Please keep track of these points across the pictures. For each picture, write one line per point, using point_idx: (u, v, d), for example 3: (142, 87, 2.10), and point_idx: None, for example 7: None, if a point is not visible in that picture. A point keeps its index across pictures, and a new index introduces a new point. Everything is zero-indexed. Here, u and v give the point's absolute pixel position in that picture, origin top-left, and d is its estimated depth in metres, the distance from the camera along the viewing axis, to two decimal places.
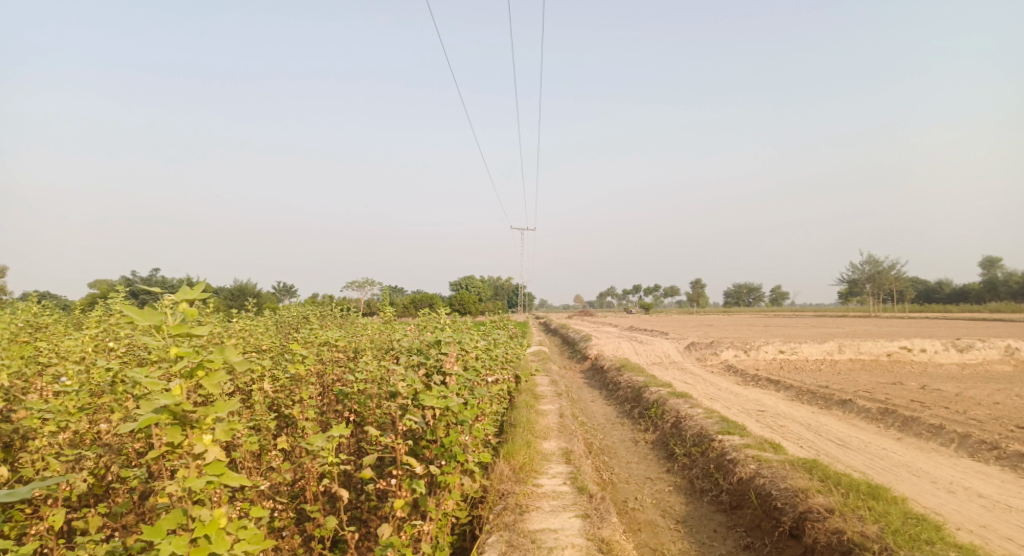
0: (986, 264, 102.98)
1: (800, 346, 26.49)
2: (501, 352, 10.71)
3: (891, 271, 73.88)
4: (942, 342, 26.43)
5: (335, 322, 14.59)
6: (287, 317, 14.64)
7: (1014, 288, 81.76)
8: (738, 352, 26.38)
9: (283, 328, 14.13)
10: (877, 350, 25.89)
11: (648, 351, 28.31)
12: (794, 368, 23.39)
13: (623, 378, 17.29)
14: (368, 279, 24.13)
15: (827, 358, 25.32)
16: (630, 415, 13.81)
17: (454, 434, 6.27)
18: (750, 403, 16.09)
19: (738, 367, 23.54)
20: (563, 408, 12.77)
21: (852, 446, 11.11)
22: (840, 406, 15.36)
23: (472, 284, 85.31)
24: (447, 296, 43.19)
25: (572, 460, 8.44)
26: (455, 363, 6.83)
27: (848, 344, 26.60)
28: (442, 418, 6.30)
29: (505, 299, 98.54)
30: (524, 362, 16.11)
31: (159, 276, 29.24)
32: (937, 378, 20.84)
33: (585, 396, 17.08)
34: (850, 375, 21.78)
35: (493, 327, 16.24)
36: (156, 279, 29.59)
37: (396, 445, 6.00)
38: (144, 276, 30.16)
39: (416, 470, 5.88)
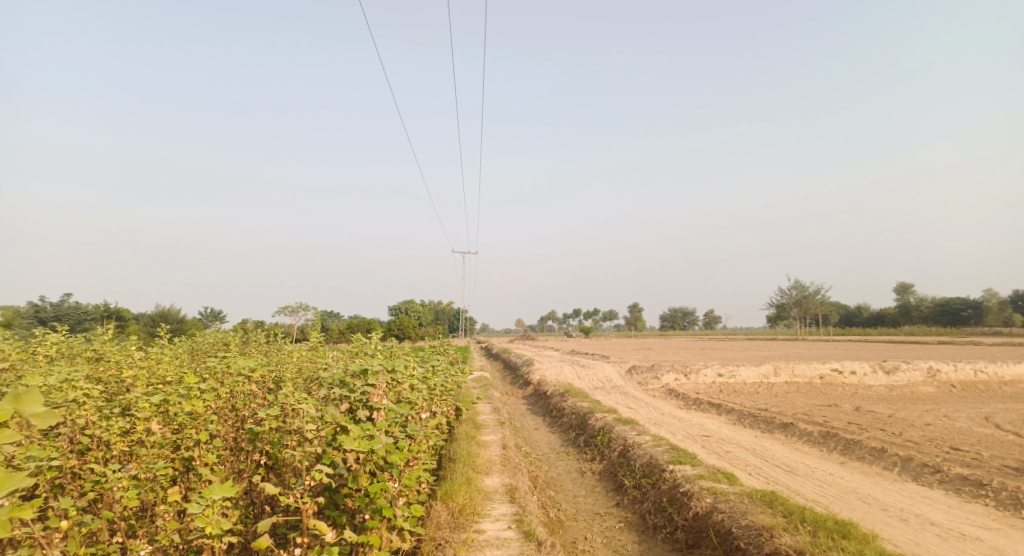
0: (901, 290, 108.51)
1: (737, 369, 26.66)
2: (441, 379, 10.08)
3: (816, 295, 76.71)
4: (870, 365, 27.08)
5: (261, 349, 13.59)
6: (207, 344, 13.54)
7: (928, 312, 86.09)
8: (678, 377, 26.34)
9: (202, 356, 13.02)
10: (810, 373, 26.30)
11: (590, 375, 28.03)
12: (733, 391, 23.43)
13: (566, 404, 16.78)
14: (300, 305, 23.04)
15: (763, 381, 25.52)
16: (575, 444, 13.28)
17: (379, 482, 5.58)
18: (694, 428, 15.82)
19: (679, 391, 23.44)
20: (505, 439, 12.12)
21: (800, 472, 10.87)
22: (783, 430, 15.23)
23: (410, 309, 83.92)
24: (384, 322, 42.06)
25: (517, 498, 7.82)
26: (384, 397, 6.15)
27: (783, 367, 26.95)
28: (366, 463, 5.61)
29: (444, 323, 97.38)
30: (464, 390, 15.41)
31: (71, 302, 27.27)
32: (869, 400, 21.18)
33: (528, 423, 16.49)
34: (788, 398, 21.88)
35: (432, 352, 15.49)
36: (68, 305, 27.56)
37: (303, 504, 5.27)
38: (54, 304, 28.06)
39: (328, 535, 5.17)
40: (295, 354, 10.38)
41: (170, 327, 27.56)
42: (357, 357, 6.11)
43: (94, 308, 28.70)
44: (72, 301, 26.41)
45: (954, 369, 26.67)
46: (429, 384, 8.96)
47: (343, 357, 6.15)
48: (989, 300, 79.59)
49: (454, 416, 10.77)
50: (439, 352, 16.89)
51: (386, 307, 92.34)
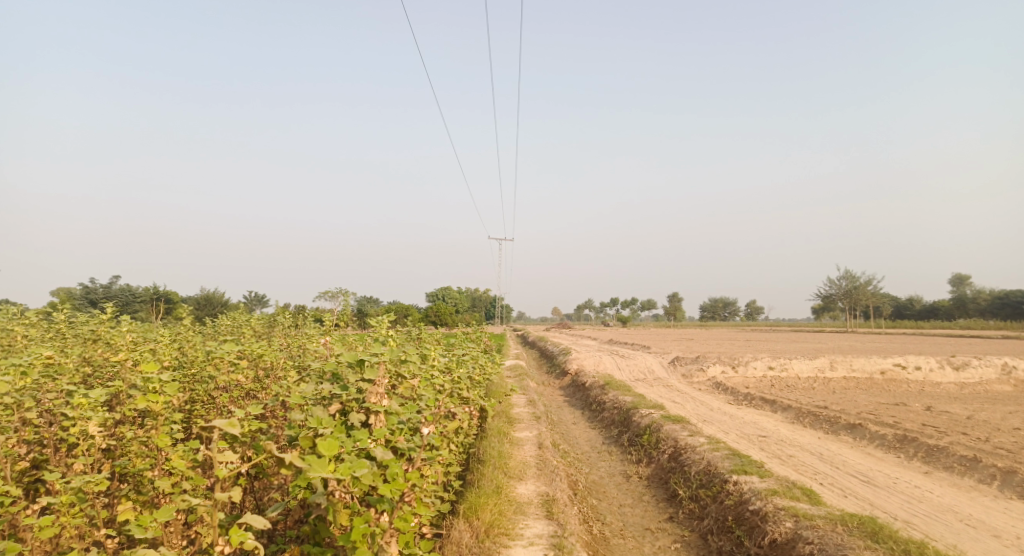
0: (955, 282, 104.05)
1: (790, 362, 24.99)
2: (467, 370, 9.02)
3: (867, 286, 73.58)
4: (935, 359, 25.12)
5: (283, 334, 12.69)
6: (227, 326, 12.70)
7: (986, 305, 81.97)
8: (726, 369, 24.80)
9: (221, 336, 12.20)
10: (870, 368, 24.51)
11: (631, 366, 26.71)
12: (786, 386, 21.84)
13: (608, 397, 15.54)
14: None
15: (819, 375, 23.84)
16: (619, 442, 12.08)
17: (363, 519, 4.52)
18: (748, 427, 14.42)
19: (728, 385, 21.99)
20: (542, 436, 10.98)
21: (880, 483, 9.47)
22: (850, 431, 13.75)
23: (450, 294, 83.73)
24: (423, 308, 41.45)
25: (555, 513, 6.67)
26: (384, 397, 5.14)
27: (840, 361, 25.17)
28: (348, 492, 4.58)
29: (483, 310, 96.97)
30: (497, 380, 14.28)
31: (118, 284, 27.17)
32: (940, 398, 19.42)
33: (566, 417, 15.30)
34: (848, 395, 20.24)
35: (464, 339, 14.42)
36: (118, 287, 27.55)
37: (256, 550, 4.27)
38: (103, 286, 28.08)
39: None
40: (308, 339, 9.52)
41: (207, 308, 27.24)
42: (353, 348, 5.11)
43: (143, 291, 28.64)
44: (115, 282, 26.29)
45: None
46: (450, 376, 7.93)
47: (335, 350, 5.16)
48: None
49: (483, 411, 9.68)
50: (472, 340, 15.81)
51: (426, 293, 92.12)
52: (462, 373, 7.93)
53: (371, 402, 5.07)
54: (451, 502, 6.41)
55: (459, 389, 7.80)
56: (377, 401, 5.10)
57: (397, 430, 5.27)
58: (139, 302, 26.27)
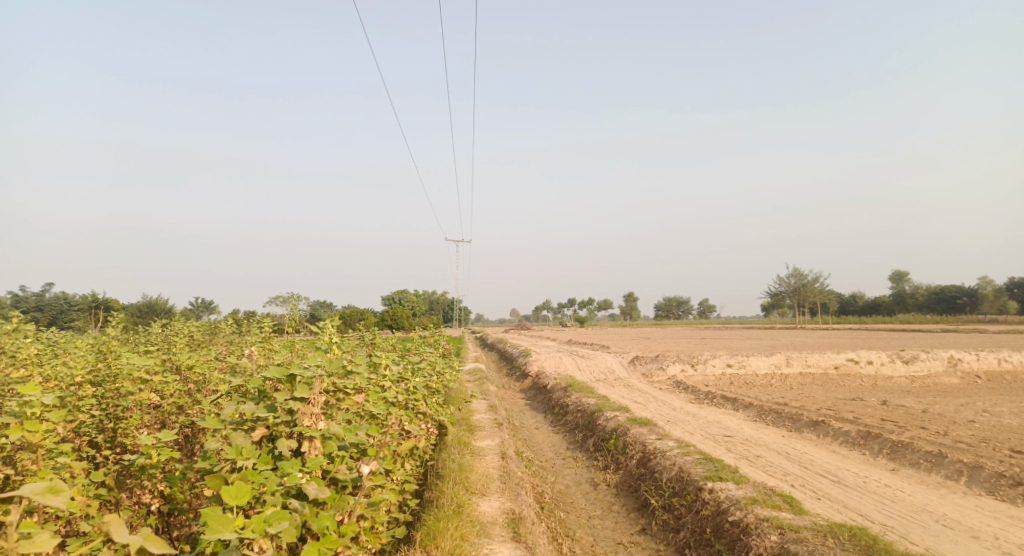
0: (896, 279, 107.86)
1: (747, 360, 25.07)
2: (424, 377, 8.57)
3: (815, 283, 75.35)
4: (887, 354, 25.52)
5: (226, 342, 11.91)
6: (166, 334, 11.88)
7: (924, 300, 84.96)
8: (685, 368, 24.69)
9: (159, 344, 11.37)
10: (825, 363, 24.76)
11: (591, 367, 26.45)
12: (745, 384, 21.83)
13: (569, 400, 15.14)
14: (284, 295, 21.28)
15: (776, 372, 23.96)
16: (583, 448, 11.68)
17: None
18: (712, 426, 14.19)
19: (687, 384, 21.88)
20: (504, 444, 10.48)
21: (850, 483, 9.25)
22: (813, 428, 13.62)
23: (406, 297, 82.33)
24: (380, 312, 40.40)
25: (521, 533, 6.19)
26: (319, 420, 4.71)
27: (795, 357, 25.37)
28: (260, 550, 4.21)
29: (440, 313, 95.82)
30: (456, 386, 13.72)
31: (53, 291, 25.52)
32: (894, 392, 19.61)
33: (528, 422, 14.85)
34: (806, 391, 20.32)
35: (420, 344, 13.79)
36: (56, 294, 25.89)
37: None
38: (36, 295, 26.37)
39: None
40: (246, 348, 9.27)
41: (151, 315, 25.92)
42: (282, 366, 4.65)
43: (83, 298, 27.02)
44: (51, 291, 24.78)
45: (976, 358, 25.18)
46: (406, 383, 7.44)
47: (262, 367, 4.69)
48: (986, 289, 78.63)
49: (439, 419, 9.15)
50: (429, 344, 15.18)
51: (381, 296, 90.54)
52: (420, 379, 7.46)
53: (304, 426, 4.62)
54: (409, 530, 5.91)
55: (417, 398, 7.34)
56: (310, 424, 4.67)
57: (336, 457, 4.82)
58: (78, 310, 24.82)
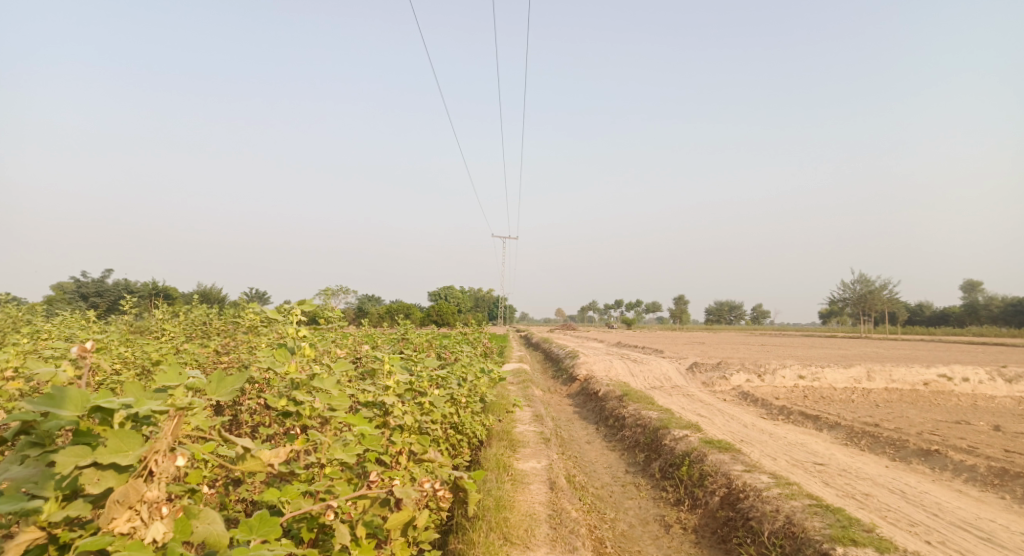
0: (967, 287, 101.97)
1: (822, 372, 22.56)
2: (454, 387, 7.00)
3: (883, 291, 70.90)
4: (985, 371, 22.64)
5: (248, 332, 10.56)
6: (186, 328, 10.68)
7: (1000, 311, 79.20)
8: (751, 378, 22.32)
9: (176, 335, 10.12)
10: (913, 379, 22.07)
11: (646, 372, 24.36)
12: (823, 399, 19.44)
13: (628, 411, 13.20)
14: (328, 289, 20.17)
15: (856, 386, 21.41)
16: (645, 472, 9.76)
17: None
18: (796, 450, 12.07)
19: (756, 395, 19.63)
20: (553, 467, 8.67)
21: (1006, 543, 7.11)
22: (924, 459, 11.29)
23: (453, 294, 81.20)
24: (428, 309, 39.12)
25: None
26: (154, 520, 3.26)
27: (877, 370, 22.72)
28: None
29: (486, 311, 94.44)
30: (497, 391, 12.01)
31: (106, 276, 24.91)
32: (1004, 416, 16.96)
33: (577, 435, 13.00)
34: (897, 411, 17.83)
35: (459, 342, 12.11)
36: (113, 281, 25.40)
37: None
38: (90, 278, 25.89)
39: None
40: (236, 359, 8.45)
41: (197, 298, 25.05)
42: (82, 402, 3.24)
43: (138, 286, 26.40)
44: (106, 275, 24.21)
45: None
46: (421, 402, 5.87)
47: (52, 405, 3.18)
48: None
49: (459, 431, 7.46)
50: (468, 342, 13.41)
51: (430, 294, 89.77)
52: (446, 394, 5.94)
53: (115, 531, 3.18)
54: None
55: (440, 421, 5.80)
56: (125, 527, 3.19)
57: None
58: (122, 294, 24.17)
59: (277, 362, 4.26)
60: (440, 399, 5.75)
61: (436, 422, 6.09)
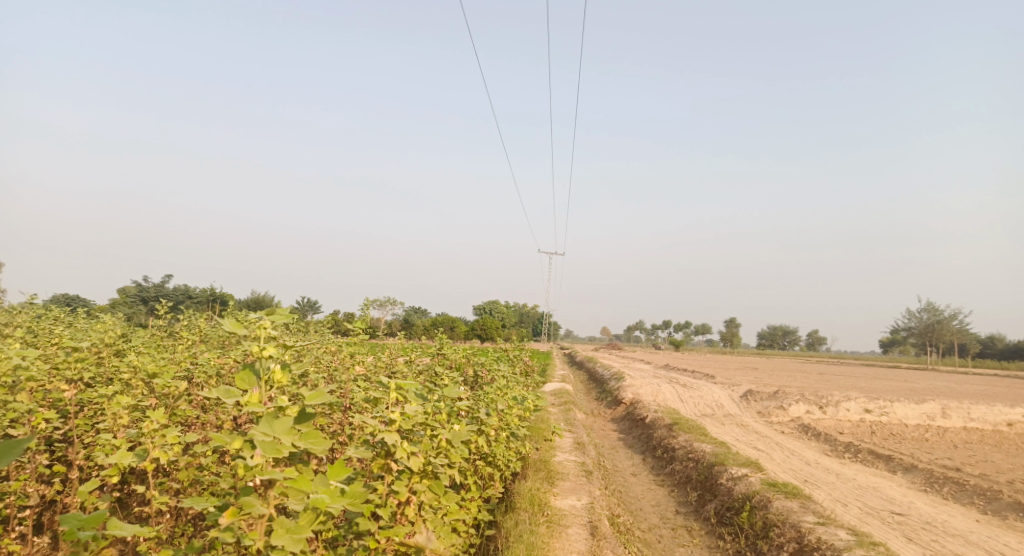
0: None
1: (891, 406, 20.86)
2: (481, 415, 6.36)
3: (952, 321, 67.09)
4: None
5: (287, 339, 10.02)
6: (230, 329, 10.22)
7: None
8: (811, 409, 20.78)
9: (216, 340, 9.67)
10: (993, 419, 20.21)
11: (696, 398, 23.05)
12: (893, 437, 17.85)
13: (678, 442, 12.10)
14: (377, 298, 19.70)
15: (930, 424, 19.68)
16: (698, 514, 8.72)
17: None
18: (869, 496, 10.79)
19: (818, 429, 18.17)
20: (594, 504, 7.74)
21: None
22: (1022, 515, 9.86)
23: (499, 308, 80.47)
24: (473, 322, 38.51)
25: None
26: None
27: (953, 407, 20.90)
28: None
29: (532, 327, 93.52)
30: (536, 416, 11.14)
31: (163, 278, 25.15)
32: None
33: (622, 466, 11.98)
34: (980, 454, 16.16)
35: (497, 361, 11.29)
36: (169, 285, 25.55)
37: None
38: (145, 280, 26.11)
39: None
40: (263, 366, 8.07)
41: (247, 305, 24.97)
42: None
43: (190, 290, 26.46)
44: (163, 278, 24.32)
45: None
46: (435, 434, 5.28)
47: None
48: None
49: (489, 462, 6.81)
50: (507, 360, 12.57)
51: (476, 307, 89.49)
52: (465, 427, 5.32)
53: None
54: None
55: (458, 459, 5.20)
56: None
57: None
58: (176, 295, 24.27)
59: (236, 390, 3.86)
60: (460, 432, 5.10)
61: (457, 462, 5.38)
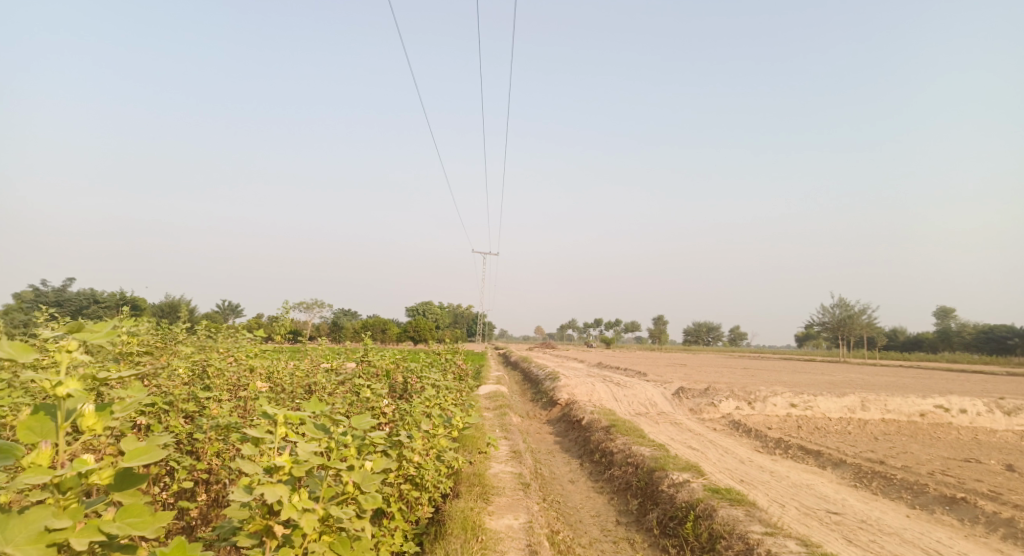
0: (941, 314, 102.82)
1: (815, 400, 21.40)
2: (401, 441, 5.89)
3: (862, 315, 70.64)
4: (980, 403, 21.75)
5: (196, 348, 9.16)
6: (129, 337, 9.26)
7: (972, 339, 78.79)
8: (740, 406, 21.08)
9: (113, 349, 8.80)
10: (908, 410, 21.03)
11: (629, 397, 23.03)
12: (819, 430, 18.25)
13: (615, 446, 11.81)
14: (304, 301, 18.72)
15: (851, 417, 20.29)
16: (641, 524, 8.41)
17: None
18: (804, 495, 10.80)
19: (748, 426, 18.38)
20: (533, 522, 7.32)
21: None
22: (949, 509, 10.03)
23: (430, 309, 79.40)
24: (404, 325, 37.54)
25: None
26: None
27: (871, 399, 21.64)
28: None
29: (463, 328, 92.81)
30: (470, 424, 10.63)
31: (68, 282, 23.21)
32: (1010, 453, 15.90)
33: (559, 472, 11.60)
34: (900, 445, 16.68)
35: (427, 367, 10.68)
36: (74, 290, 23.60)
37: None
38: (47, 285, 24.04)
39: None
40: (161, 381, 7.39)
41: (163, 310, 23.34)
42: None
43: (98, 296, 24.52)
44: (69, 281, 22.43)
45: None
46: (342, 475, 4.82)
47: None
48: None
49: (416, 485, 6.41)
50: (439, 365, 11.96)
51: (407, 309, 88.07)
52: (379, 465, 4.85)
53: None
54: None
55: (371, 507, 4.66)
56: None
57: None
58: (83, 300, 22.40)
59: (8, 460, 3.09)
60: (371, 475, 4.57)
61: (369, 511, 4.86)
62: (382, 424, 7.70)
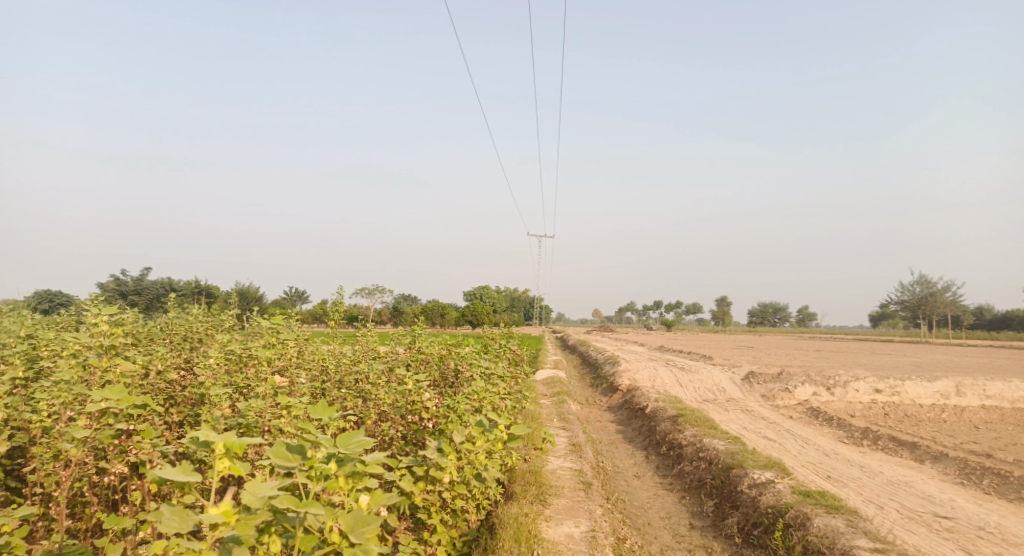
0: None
1: (901, 385, 19.65)
2: (432, 454, 5.13)
3: (944, 293, 66.33)
4: None
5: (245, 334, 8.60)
6: (182, 324, 8.87)
7: None
8: (818, 391, 19.55)
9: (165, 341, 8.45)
10: (1009, 395, 19.04)
11: (696, 382, 21.72)
12: (909, 419, 16.63)
13: (686, 438, 10.72)
14: (364, 287, 18.33)
15: (944, 404, 18.50)
16: (719, 530, 7.39)
17: None
18: (905, 494, 9.51)
19: (828, 413, 16.92)
20: (595, 528, 6.40)
21: None
22: None
23: (489, 294, 79.18)
24: (464, 309, 37.04)
25: None
26: None
27: (966, 384, 19.72)
28: None
29: (522, 312, 92.39)
30: (524, 416, 9.77)
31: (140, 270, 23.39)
32: None
33: (623, 466, 10.62)
34: (1007, 435, 14.94)
35: (479, 352, 9.89)
36: (146, 279, 23.84)
37: None
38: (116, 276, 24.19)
39: None
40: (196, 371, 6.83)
41: (229, 297, 23.39)
42: None
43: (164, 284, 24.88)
44: (144, 271, 22.60)
45: None
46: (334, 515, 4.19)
47: None
48: None
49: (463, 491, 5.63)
50: (491, 350, 11.12)
51: (467, 293, 88.19)
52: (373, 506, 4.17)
53: None
54: None
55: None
56: None
57: None
58: (155, 289, 22.55)
59: None
60: (364, 519, 3.89)
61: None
62: (425, 420, 6.92)
